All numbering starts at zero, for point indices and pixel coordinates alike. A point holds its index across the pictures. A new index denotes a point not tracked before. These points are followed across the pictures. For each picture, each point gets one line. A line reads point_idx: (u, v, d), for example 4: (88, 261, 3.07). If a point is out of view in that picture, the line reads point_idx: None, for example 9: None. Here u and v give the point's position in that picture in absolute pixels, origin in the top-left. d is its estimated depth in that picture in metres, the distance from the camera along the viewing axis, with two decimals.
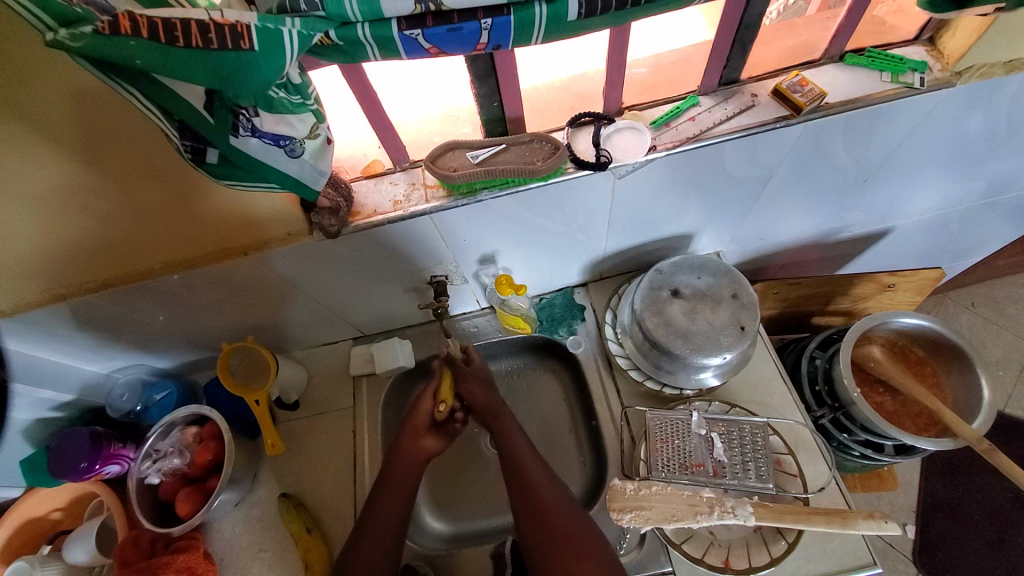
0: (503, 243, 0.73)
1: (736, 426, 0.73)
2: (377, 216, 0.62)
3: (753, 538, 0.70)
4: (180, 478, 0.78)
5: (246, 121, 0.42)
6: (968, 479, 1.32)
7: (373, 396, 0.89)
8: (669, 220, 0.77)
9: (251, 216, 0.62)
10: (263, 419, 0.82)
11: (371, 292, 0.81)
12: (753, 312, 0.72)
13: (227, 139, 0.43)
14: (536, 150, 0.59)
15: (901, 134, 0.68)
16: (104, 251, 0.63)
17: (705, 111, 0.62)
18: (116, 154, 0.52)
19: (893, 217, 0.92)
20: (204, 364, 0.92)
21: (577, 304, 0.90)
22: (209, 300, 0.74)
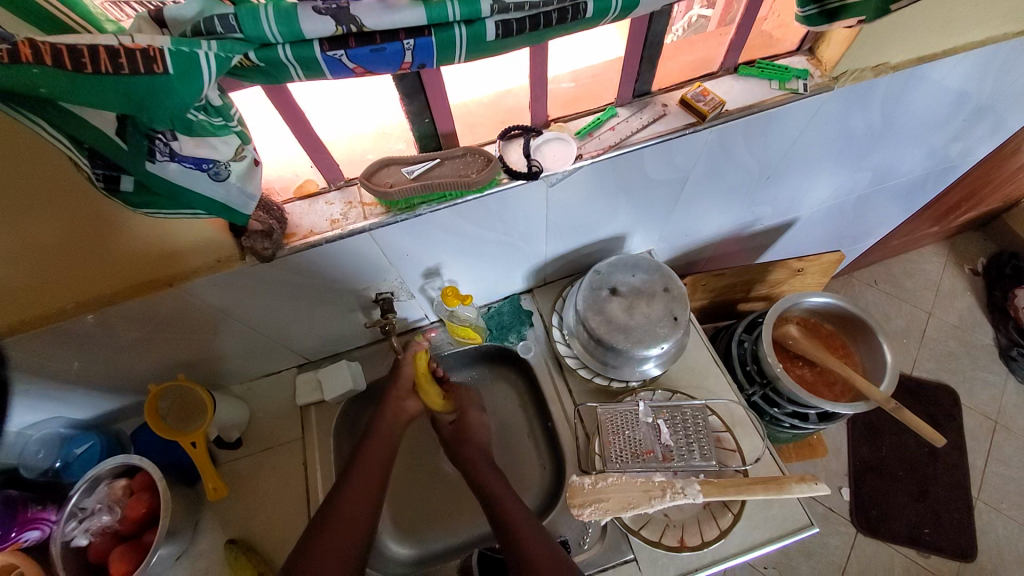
0: (446, 255, 0.74)
1: (679, 411, 0.78)
2: (314, 236, 0.61)
3: (704, 515, 0.74)
4: (112, 537, 0.71)
5: (163, 145, 0.41)
6: (888, 439, 1.48)
7: (324, 423, 0.86)
8: (602, 223, 0.81)
9: (177, 244, 0.59)
10: (202, 462, 0.76)
11: (314, 316, 0.78)
12: (684, 303, 0.78)
13: (143, 165, 0.41)
14: (470, 163, 0.60)
15: (792, 135, 0.77)
16: (4, 295, 0.57)
17: (623, 121, 0.67)
18: (14, 188, 0.48)
19: (797, 208, 1.03)
20: (130, 410, 0.84)
21: (525, 310, 0.92)
22: (132, 339, 0.69)
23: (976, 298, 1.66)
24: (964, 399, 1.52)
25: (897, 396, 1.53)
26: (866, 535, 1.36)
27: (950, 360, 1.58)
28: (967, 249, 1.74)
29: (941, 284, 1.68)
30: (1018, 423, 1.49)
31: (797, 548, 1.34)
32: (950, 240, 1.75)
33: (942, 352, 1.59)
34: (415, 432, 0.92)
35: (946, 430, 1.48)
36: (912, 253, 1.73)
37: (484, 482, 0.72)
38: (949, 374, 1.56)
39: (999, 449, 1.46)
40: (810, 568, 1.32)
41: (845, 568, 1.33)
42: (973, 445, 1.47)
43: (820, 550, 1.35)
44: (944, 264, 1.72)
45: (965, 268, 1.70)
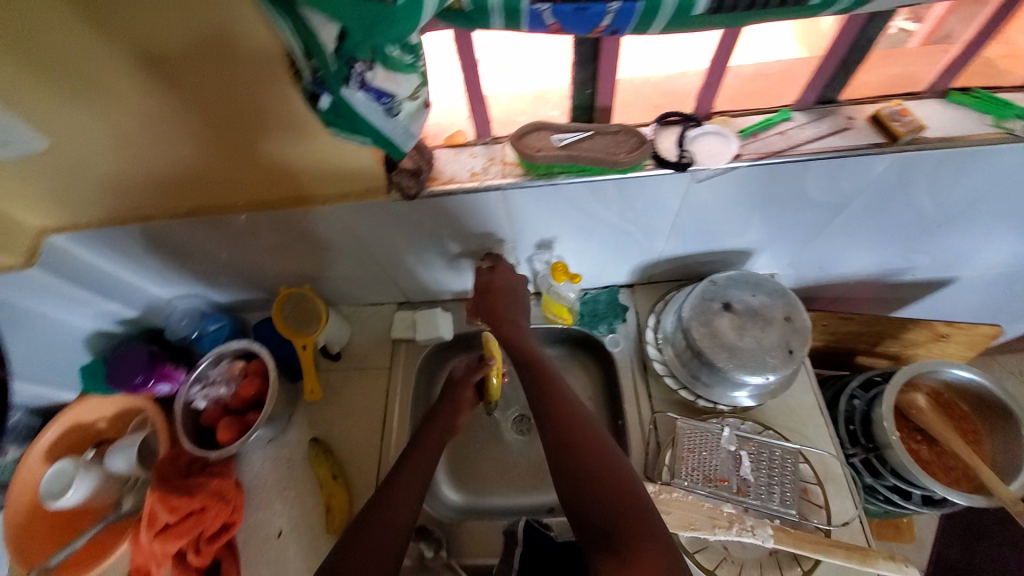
0: (562, 230, 0.74)
1: (768, 448, 0.73)
2: (453, 183, 0.63)
3: (768, 561, 0.69)
4: (222, 407, 0.83)
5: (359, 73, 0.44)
6: (987, 548, 1.27)
7: (410, 360, 0.92)
8: (730, 233, 0.77)
9: (338, 168, 0.65)
10: (306, 363, 0.86)
11: (425, 259, 0.83)
12: (804, 338, 0.72)
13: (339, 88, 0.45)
14: (621, 143, 0.59)
15: (991, 181, 0.66)
16: (199, 180, 0.66)
17: (796, 127, 0.61)
18: (223, 93, 0.54)
19: (961, 266, 0.89)
20: (255, 304, 0.96)
21: (622, 304, 0.90)
22: (275, 243, 0.78)
23: None
24: None
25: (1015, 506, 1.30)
26: None
27: None
28: None
29: None
30: None
31: None
32: None
33: None
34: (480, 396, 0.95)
35: None
36: None
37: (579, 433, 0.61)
38: None
39: None
40: None
41: None
42: None
43: None
44: None
45: None
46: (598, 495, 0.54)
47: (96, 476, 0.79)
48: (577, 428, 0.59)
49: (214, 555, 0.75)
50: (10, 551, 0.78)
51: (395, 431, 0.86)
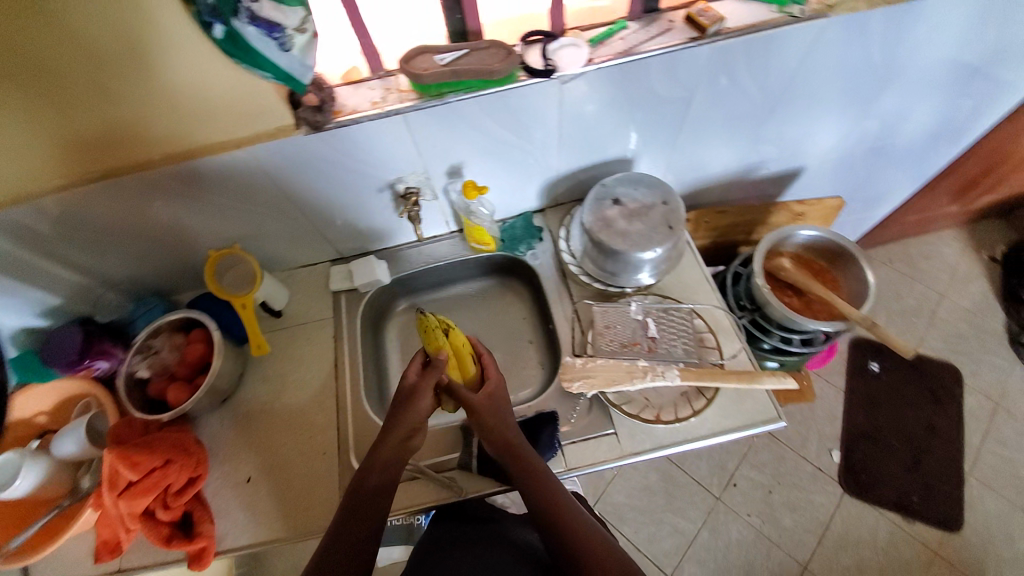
0: (468, 153, 0.84)
1: (669, 312, 0.87)
2: (357, 113, 0.72)
3: (681, 399, 0.82)
4: (168, 377, 0.85)
5: (246, 8, 0.58)
6: (885, 409, 1.62)
7: (353, 309, 0.99)
8: (611, 141, 0.90)
9: (245, 108, 0.69)
10: (249, 321, 0.89)
11: (348, 207, 0.89)
12: (680, 216, 0.86)
13: (231, 21, 0.58)
14: (494, 55, 0.70)
15: (791, 65, 0.82)
16: (105, 139, 0.68)
17: (632, 33, 0.76)
18: (94, 35, 0.56)
19: (801, 156, 1.08)
20: (187, 283, 0.99)
21: (536, 226, 1.01)
22: (194, 207, 0.81)
23: (992, 285, 1.78)
24: (968, 378, 1.65)
25: (885, 365, 1.68)
26: (851, 495, 1.50)
27: (959, 340, 1.70)
28: (987, 236, 1.86)
29: (957, 268, 1.81)
30: None
31: (782, 501, 1.50)
32: (971, 226, 1.88)
33: (951, 332, 1.72)
34: None
35: (945, 409, 1.61)
36: (925, 237, 1.87)
37: (541, 480, 0.70)
38: (954, 353, 1.68)
39: (995, 430, 1.57)
40: (793, 520, 1.48)
41: (828, 524, 1.47)
42: (971, 422, 1.59)
43: (804, 506, 1.49)
44: (963, 248, 1.85)
45: (985, 253, 1.83)
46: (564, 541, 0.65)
47: (46, 463, 0.78)
48: (536, 486, 0.69)
49: (184, 509, 0.79)
50: None
51: (347, 372, 0.92)
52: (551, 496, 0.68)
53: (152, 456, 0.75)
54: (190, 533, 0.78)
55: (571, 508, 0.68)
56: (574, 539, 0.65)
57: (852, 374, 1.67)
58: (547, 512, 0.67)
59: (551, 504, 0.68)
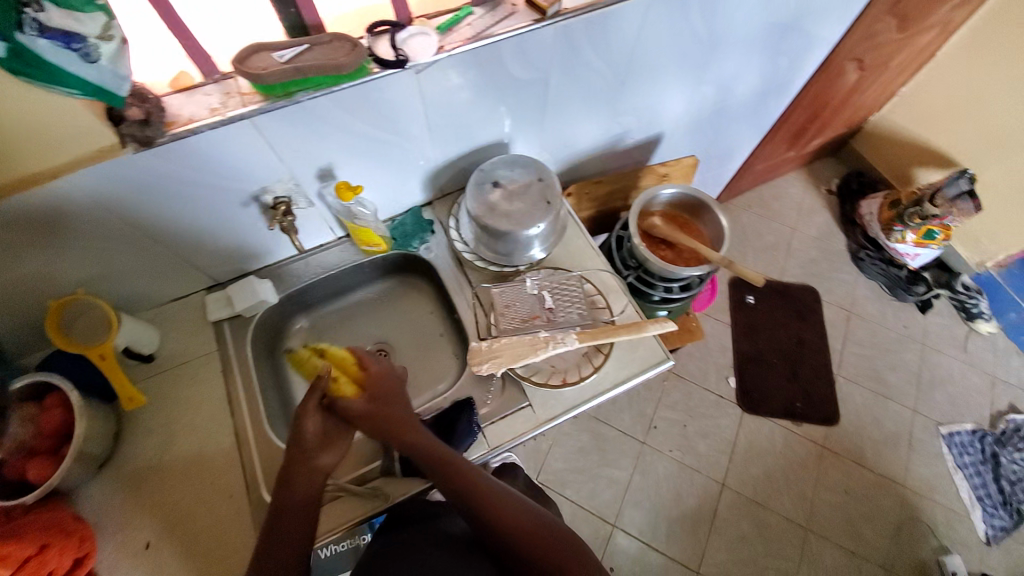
0: (336, 154, 0.81)
1: (561, 282, 0.92)
2: (193, 123, 0.65)
3: (583, 359, 0.88)
4: (24, 455, 0.71)
5: (31, 18, 0.49)
6: (765, 333, 1.88)
7: (241, 337, 0.91)
8: (481, 126, 0.91)
9: (49, 130, 0.59)
10: (111, 372, 0.78)
11: (211, 228, 0.82)
12: (556, 190, 0.90)
13: (13, 36, 0.49)
14: (339, 48, 0.67)
15: (630, 40, 0.89)
16: None
17: (478, 18, 0.76)
18: None
19: (658, 122, 1.19)
20: (25, 345, 0.84)
21: (426, 220, 1.00)
22: (12, 255, 0.69)
23: (830, 214, 2.11)
24: (822, 295, 1.95)
25: (761, 296, 1.94)
26: (749, 413, 1.73)
27: (812, 265, 2.01)
28: (822, 173, 2.20)
29: (803, 204, 2.13)
30: (865, 310, 1.94)
31: (695, 431, 1.68)
32: (809, 167, 2.21)
33: (805, 259, 2.02)
34: (327, 350, 1.01)
35: (810, 324, 1.90)
36: (776, 182, 2.16)
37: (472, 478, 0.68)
38: (810, 276, 1.99)
39: (847, 333, 1.89)
40: (707, 446, 1.67)
41: (734, 441, 1.68)
42: (829, 330, 1.89)
43: (714, 432, 1.69)
44: (806, 187, 2.17)
45: (822, 188, 2.17)
46: (504, 534, 0.65)
47: None
48: (469, 483, 0.67)
49: None
50: None
51: (245, 404, 0.86)
52: (485, 490, 0.68)
53: (22, 546, 0.63)
54: None
55: (505, 498, 0.68)
56: (508, 528, 0.65)
57: (736, 309, 1.91)
58: (482, 509, 0.66)
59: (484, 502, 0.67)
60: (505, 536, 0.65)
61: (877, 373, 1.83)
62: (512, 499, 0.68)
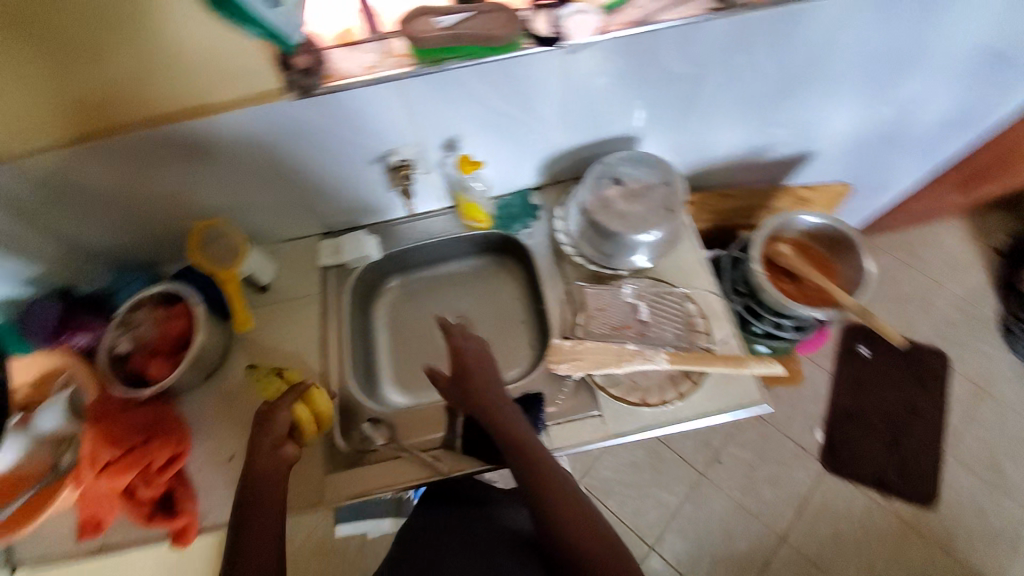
0: (464, 126, 0.80)
1: (661, 296, 0.86)
2: (348, 78, 0.68)
3: (668, 382, 0.81)
4: (149, 352, 0.82)
5: None
6: (871, 393, 1.66)
7: (342, 284, 0.96)
8: (614, 117, 0.86)
9: (228, 69, 0.64)
10: (232, 294, 0.87)
11: (335, 179, 0.85)
12: (681, 198, 0.84)
13: None
14: (497, 19, 0.67)
15: (807, 46, 0.79)
16: (85, 100, 0.65)
17: (648, 1, 0.73)
18: None
19: (811, 140, 1.05)
20: (171, 254, 0.95)
21: (533, 205, 0.98)
22: (176, 174, 0.78)
23: (984, 276, 1.80)
24: (953, 365, 1.68)
25: (875, 351, 1.71)
26: (830, 473, 1.56)
27: (948, 329, 1.73)
28: (987, 226, 1.87)
29: (953, 258, 1.83)
30: (1006, 394, 1.64)
31: (763, 477, 1.55)
32: (972, 217, 1.89)
33: (941, 321, 1.74)
34: (413, 314, 1.04)
35: (928, 393, 1.65)
36: (926, 226, 1.88)
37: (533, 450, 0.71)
38: (942, 341, 1.72)
39: (974, 414, 1.62)
40: (772, 494, 1.53)
41: (805, 499, 1.52)
42: (952, 407, 1.63)
43: (785, 483, 1.54)
44: (961, 238, 1.86)
45: (982, 244, 1.85)
46: (556, 513, 0.66)
47: (25, 438, 0.77)
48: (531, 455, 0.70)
49: (165, 486, 0.77)
50: None
51: (337, 348, 0.91)
52: (544, 467, 0.69)
53: (124, 438, 0.74)
54: (171, 510, 0.77)
55: (561, 479, 0.69)
56: (562, 506, 0.66)
57: (841, 359, 1.70)
58: (540, 482, 0.68)
59: (542, 476, 0.68)
60: (556, 513, 0.66)
61: (1003, 468, 1.55)
62: (567, 482, 0.69)
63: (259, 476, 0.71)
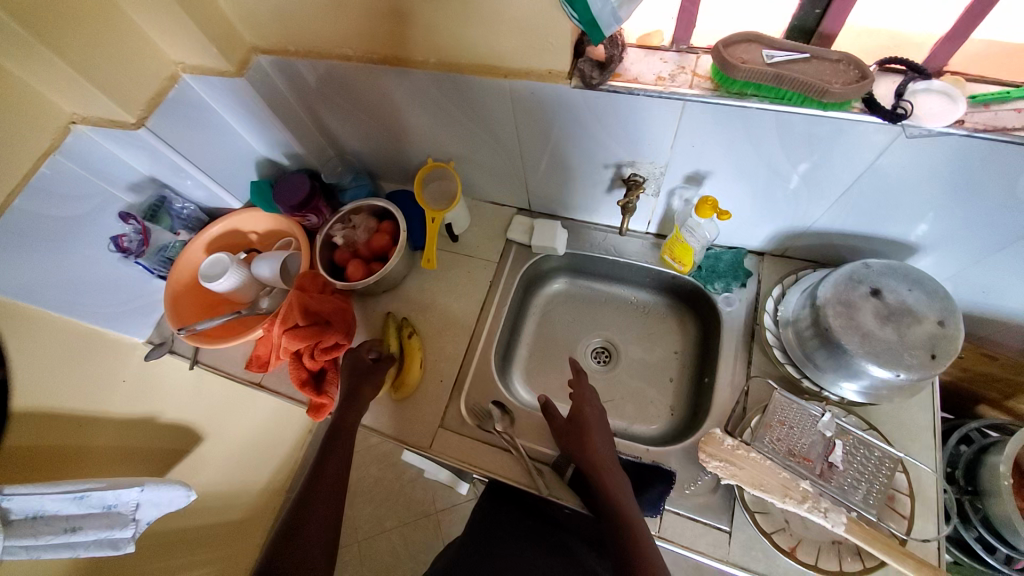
0: (722, 166, 0.72)
1: (865, 446, 0.70)
2: (636, 82, 0.64)
3: (829, 546, 0.67)
4: (352, 252, 0.93)
5: None
6: None
7: (518, 263, 0.97)
8: (904, 220, 0.70)
9: (532, 40, 0.64)
10: (431, 234, 0.92)
11: (562, 169, 0.85)
12: (952, 347, 0.65)
13: None
14: (839, 73, 0.56)
15: None
16: (398, 30, 0.70)
17: None
18: None
19: None
20: (394, 174, 1.05)
21: (745, 268, 0.87)
22: (436, 115, 0.83)
23: None
24: None
25: None
26: None
27: None
28: None
29: None
30: None
31: None
32: None
33: None
34: (565, 317, 1.02)
35: None
36: None
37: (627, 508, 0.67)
38: None
39: None
40: None
41: None
42: None
43: None
44: None
45: None
46: None
47: (245, 275, 0.92)
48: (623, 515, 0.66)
49: (322, 365, 0.88)
50: (168, 308, 0.92)
51: (490, 320, 0.93)
52: (635, 531, 0.65)
53: (308, 316, 0.85)
54: (319, 387, 0.87)
55: (654, 553, 0.64)
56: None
57: None
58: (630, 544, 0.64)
59: (635, 541, 0.64)
60: None
61: None
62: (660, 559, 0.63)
63: (347, 420, 0.80)
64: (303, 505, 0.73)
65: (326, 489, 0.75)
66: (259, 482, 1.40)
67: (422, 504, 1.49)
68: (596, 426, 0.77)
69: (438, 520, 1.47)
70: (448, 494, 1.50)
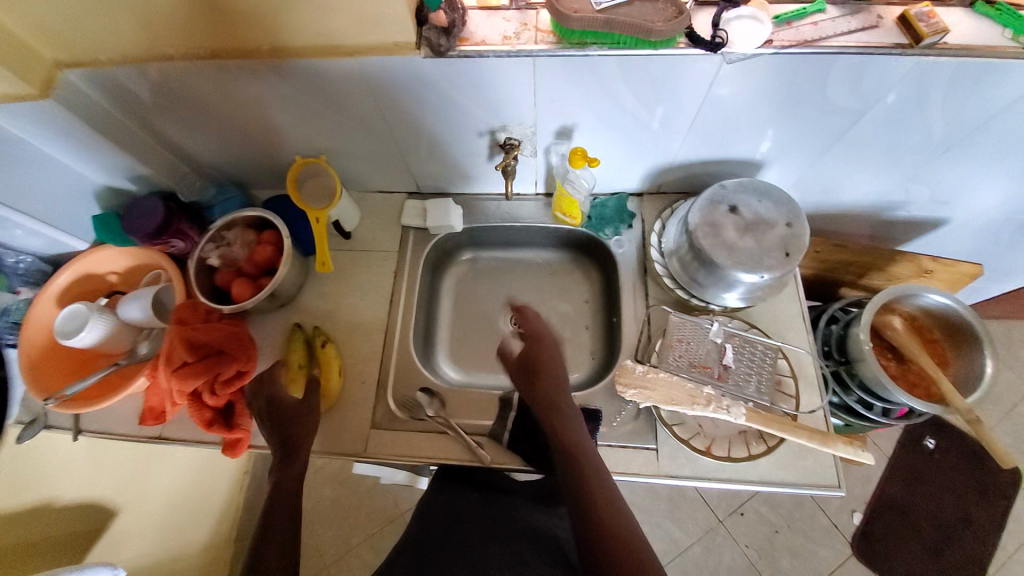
0: (585, 116, 0.75)
1: (749, 343, 0.80)
2: (484, 45, 0.64)
3: (736, 437, 0.76)
4: (235, 271, 0.86)
5: None
6: (926, 487, 1.51)
7: (418, 248, 0.96)
8: (747, 140, 0.78)
9: (369, 13, 0.62)
10: (319, 236, 0.87)
11: (439, 144, 0.84)
12: (801, 243, 0.75)
13: None
14: (659, 11, 0.60)
15: (999, 105, 0.68)
16: (222, 19, 0.64)
17: (828, 21, 0.63)
18: None
19: (951, 207, 0.93)
20: (267, 181, 0.98)
21: (629, 210, 0.93)
22: (292, 108, 0.78)
23: None
24: None
25: (945, 447, 1.55)
26: (859, 561, 1.44)
27: None
28: None
29: None
30: None
31: (784, 544, 1.46)
32: None
33: None
34: (479, 291, 1.03)
35: (993, 507, 1.48)
36: None
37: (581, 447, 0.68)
38: None
39: None
40: (791, 565, 1.44)
41: None
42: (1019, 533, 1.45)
43: (806, 556, 1.45)
44: None
45: None
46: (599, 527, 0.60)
47: (112, 321, 0.82)
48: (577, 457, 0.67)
49: (228, 399, 0.81)
50: (28, 381, 0.80)
51: (402, 310, 0.91)
52: (588, 473, 0.65)
53: (193, 351, 0.78)
54: (230, 422, 0.81)
55: (609, 487, 0.64)
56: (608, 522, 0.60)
57: (902, 445, 1.55)
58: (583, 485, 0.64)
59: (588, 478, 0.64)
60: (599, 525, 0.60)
61: None
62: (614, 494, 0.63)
63: (288, 442, 0.74)
64: (256, 554, 0.64)
65: (277, 527, 0.67)
66: (198, 540, 1.28)
67: (384, 511, 1.47)
68: (553, 365, 0.76)
69: (405, 521, 1.45)
70: (409, 494, 1.49)
